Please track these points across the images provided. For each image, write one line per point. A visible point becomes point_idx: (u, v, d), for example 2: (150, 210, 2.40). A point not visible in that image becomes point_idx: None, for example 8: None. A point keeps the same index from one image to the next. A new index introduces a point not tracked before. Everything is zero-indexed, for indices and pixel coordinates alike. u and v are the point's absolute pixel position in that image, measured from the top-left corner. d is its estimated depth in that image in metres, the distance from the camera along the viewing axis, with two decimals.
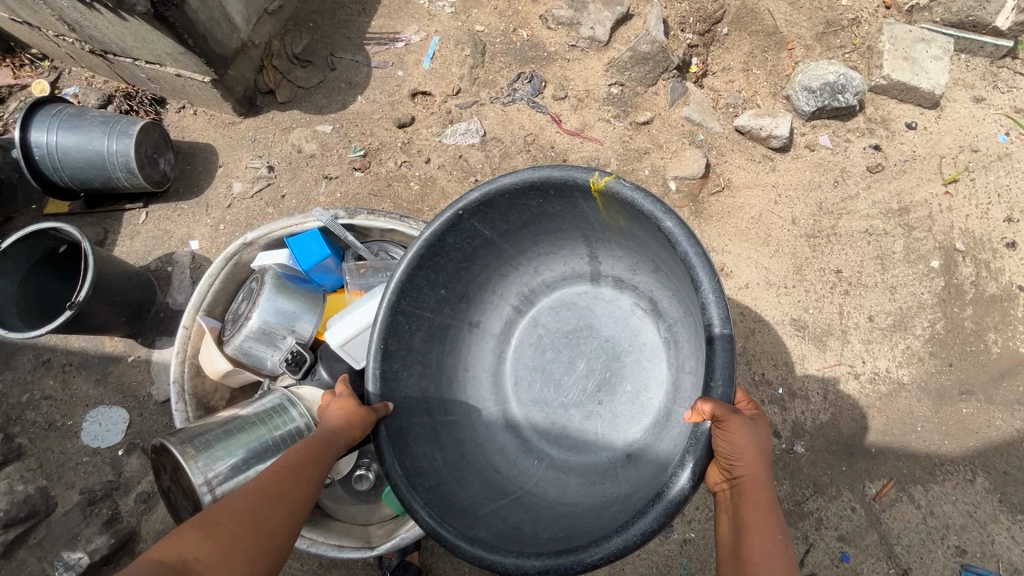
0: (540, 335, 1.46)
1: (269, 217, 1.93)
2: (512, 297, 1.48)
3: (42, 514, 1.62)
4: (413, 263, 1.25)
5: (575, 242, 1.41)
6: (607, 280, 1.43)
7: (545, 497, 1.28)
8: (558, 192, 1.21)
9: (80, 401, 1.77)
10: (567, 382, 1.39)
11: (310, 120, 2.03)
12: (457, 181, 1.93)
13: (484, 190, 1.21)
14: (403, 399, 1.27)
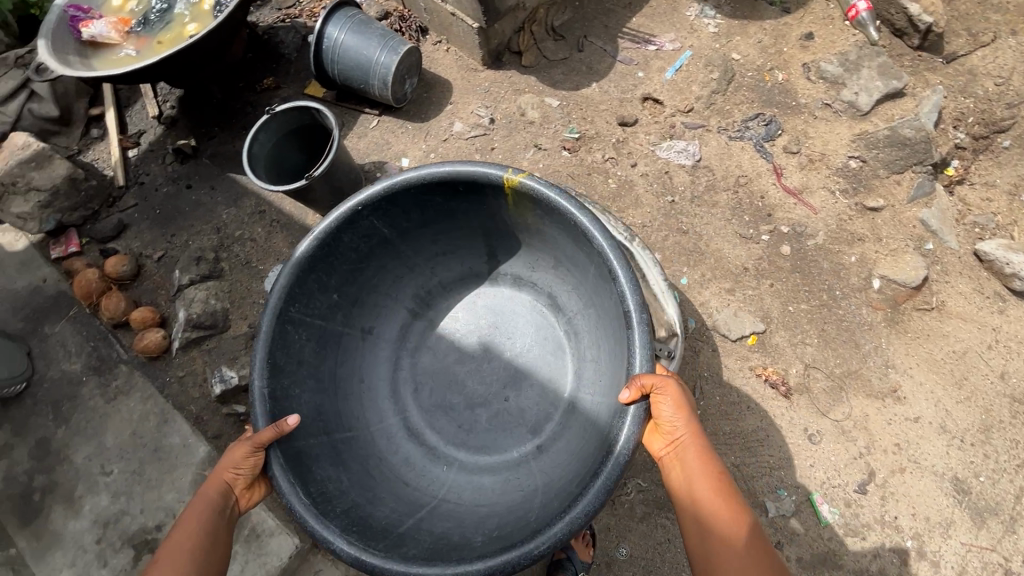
0: (449, 332, 1.61)
1: (473, 161, 2.07)
2: (405, 300, 1.61)
3: (218, 329, 1.94)
4: (293, 270, 1.32)
5: (451, 244, 1.59)
6: (506, 277, 1.63)
7: (460, 495, 1.36)
8: (459, 188, 1.40)
9: (273, 254, 2.06)
10: (483, 378, 1.54)
11: (541, 90, 2.13)
12: (654, 194, 1.92)
13: (379, 188, 1.36)
14: (317, 369, 1.39)
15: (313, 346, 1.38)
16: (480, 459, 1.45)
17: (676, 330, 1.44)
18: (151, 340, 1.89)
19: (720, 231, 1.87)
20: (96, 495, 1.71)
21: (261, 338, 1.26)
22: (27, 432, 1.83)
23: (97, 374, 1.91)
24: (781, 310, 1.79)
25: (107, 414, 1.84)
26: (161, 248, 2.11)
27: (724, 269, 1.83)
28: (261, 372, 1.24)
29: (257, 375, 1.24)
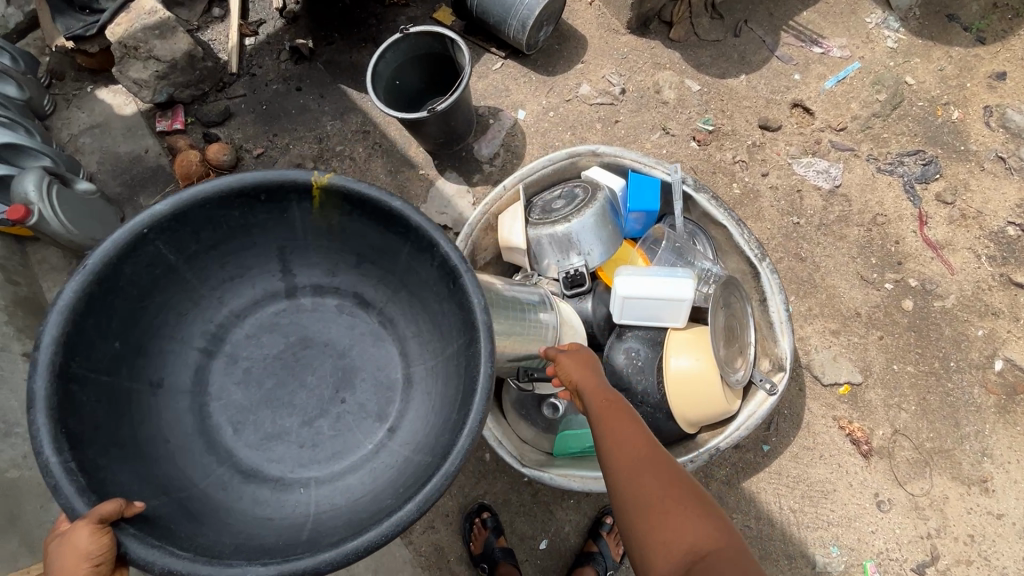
0: (268, 365, 0.96)
1: (593, 131, 1.95)
2: (193, 336, 0.95)
3: None
4: (75, 310, 0.80)
5: (260, 259, 0.99)
6: (304, 292, 1.02)
7: (322, 503, 0.87)
8: (231, 209, 0.91)
9: (370, 178, 2.00)
10: (302, 401, 0.94)
11: (683, 70, 1.96)
12: (779, 211, 1.78)
13: (174, 201, 0.86)
14: (69, 436, 0.76)
15: (53, 398, 0.77)
16: (352, 468, 0.91)
17: (784, 368, 1.34)
18: None
19: (841, 267, 1.73)
20: None
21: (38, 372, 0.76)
22: None
23: None
24: (884, 367, 1.66)
25: None
26: (262, 145, 2.08)
27: (835, 309, 1.70)
28: (51, 445, 0.75)
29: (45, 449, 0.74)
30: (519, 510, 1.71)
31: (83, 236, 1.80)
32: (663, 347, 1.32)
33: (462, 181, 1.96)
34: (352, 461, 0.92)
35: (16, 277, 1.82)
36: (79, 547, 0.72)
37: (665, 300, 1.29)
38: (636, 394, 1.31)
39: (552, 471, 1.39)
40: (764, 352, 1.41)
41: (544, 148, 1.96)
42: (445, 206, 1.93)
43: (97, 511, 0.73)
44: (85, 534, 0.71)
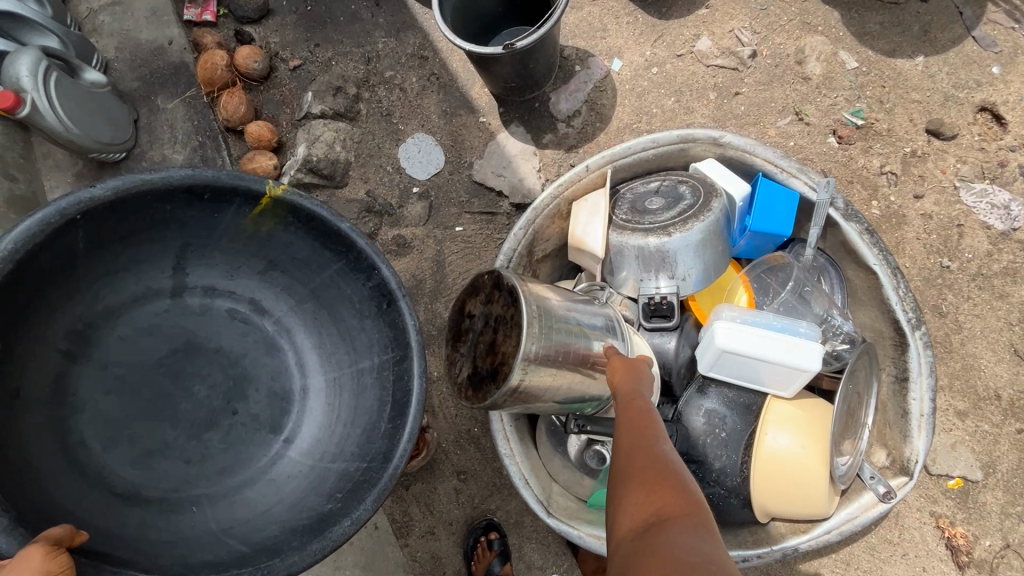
0: (150, 374, 0.78)
1: (704, 101, 1.54)
2: (54, 335, 0.74)
3: (333, 184, 1.62)
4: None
5: (158, 252, 0.82)
6: (192, 293, 0.84)
7: (222, 517, 0.78)
8: (156, 200, 0.78)
9: (420, 117, 1.65)
10: (188, 411, 0.79)
11: (840, 37, 1.50)
12: (925, 247, 1.39)
13: (120, 186, 0.74)
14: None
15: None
16: (238, 498, 0.80)
17: (909, 474, 1.02)
18: (261, 165, 1.60)
19: (990, 333, 1.35)
20: None
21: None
22: None
23: None
24: (1014, 468, 1.32)
25: None
26: (299, 56, 1.72)
27: (967, 385, 1.35)
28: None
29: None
30: (530, 535, 1.50)
31: (84, 137, 1.53)
32: (756, 412, 1.02)
33: (529, 140, 1.60)
34: (235, 486, 0.80)
35: (11, 172, 1.59)
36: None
37: (773, 364, 0.97)
38: (708, 471, 1.01)
39: (582, 526, 1.15)
40: (881, 439, 1.09)
41: (637, 113, 1.56)
42: (504, 167, 1.59)
43: (37, 537, 0.62)
44: (35, 559, 0.60)
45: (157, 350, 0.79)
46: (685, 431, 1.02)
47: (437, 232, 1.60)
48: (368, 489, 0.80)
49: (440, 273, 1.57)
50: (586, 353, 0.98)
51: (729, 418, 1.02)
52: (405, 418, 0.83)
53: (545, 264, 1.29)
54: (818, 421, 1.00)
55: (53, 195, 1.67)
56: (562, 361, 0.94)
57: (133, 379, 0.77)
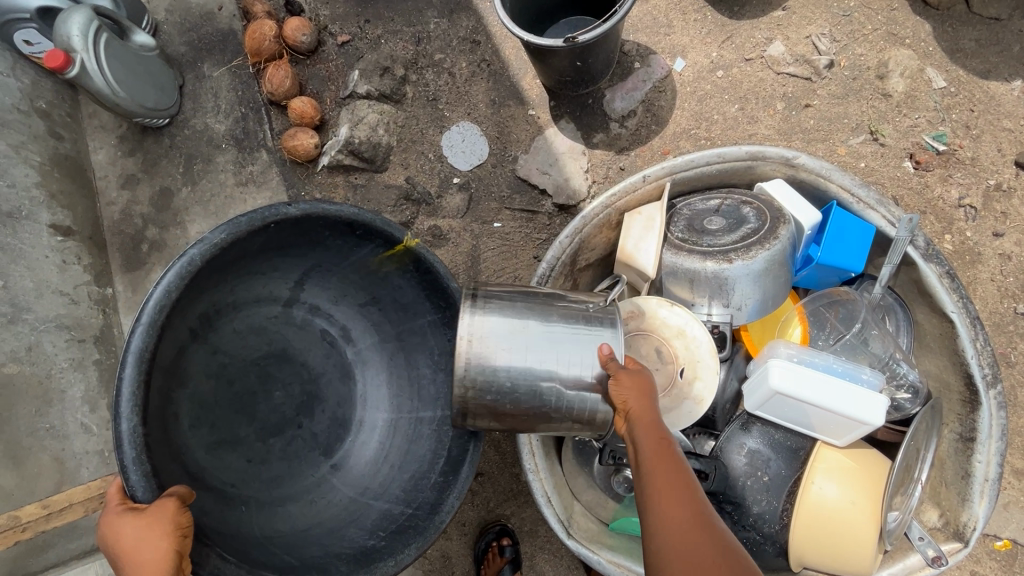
0: (247, 369, 1.00)
1: (771, 111, 1.43)
2: (190, 315, 0.90)
3: (373, 168, 1.58)
4: (185, 275, 0.83)
5: (292, 265, 1.03)
6: (300, 308, 1.07)
7: (265, 526, 0.95)
8: (322, 226, 0.97)
9: (467, 105, 1.59)
10: (262, 414, 1.00)
11: (929, 52, 1.38)
12: (999, 290, 1.29)
13: (310, 209, 0.92)
14: (138, 384, 0.79)
15: (145, 347, 0.80)
16: (287, 509, 0.99)
17: (965, 541, 0.95)
18: (302, 144, 1.56)
19: None
20: None
21: (139, 326, 0.79)
22: (156, 174, 1.66)
23: (237, 148, 1.66)
24: None
25: (233, 200, 1.63)
26: (348, 31, 1.66)
27: None
28: (128, 409, 0.79)
29: (122, 413, 0.78)
30: (543, 544, 1.47)
31: (130, 101, 1.51)
32: (803, 459, 0.97)
33: (579, 138, 1.53)
34: (279, 508, 0.98)
35: (57, 130, 1.59)
36: (159, 521, 0.77)
37: (829, 411, 0.91)
38: (745, 515, 0.96)
39: (602, 550, 1.09)
40: (934, 498, 1.02)
41: (697, 118, 1.47)
42: (550, 165, 1.53)
43: (166, 492, 0.80)
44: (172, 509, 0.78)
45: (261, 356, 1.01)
46: (725, 470, 0.96)
47: (474, 226, 1.55)
48: (413, 535, 0.97)
49: (474, 269, 1.53)
50: (550, 375, 0.85)
51: (774, 461, 0.97)
52: (460, 474, 1.00)
53: (586, 273, 1.23)
54: (873, 476, 0.94)
55: (96, 157, 1.66)
56: (513, 383, 0.85)
57: (234, 382, 0.97)
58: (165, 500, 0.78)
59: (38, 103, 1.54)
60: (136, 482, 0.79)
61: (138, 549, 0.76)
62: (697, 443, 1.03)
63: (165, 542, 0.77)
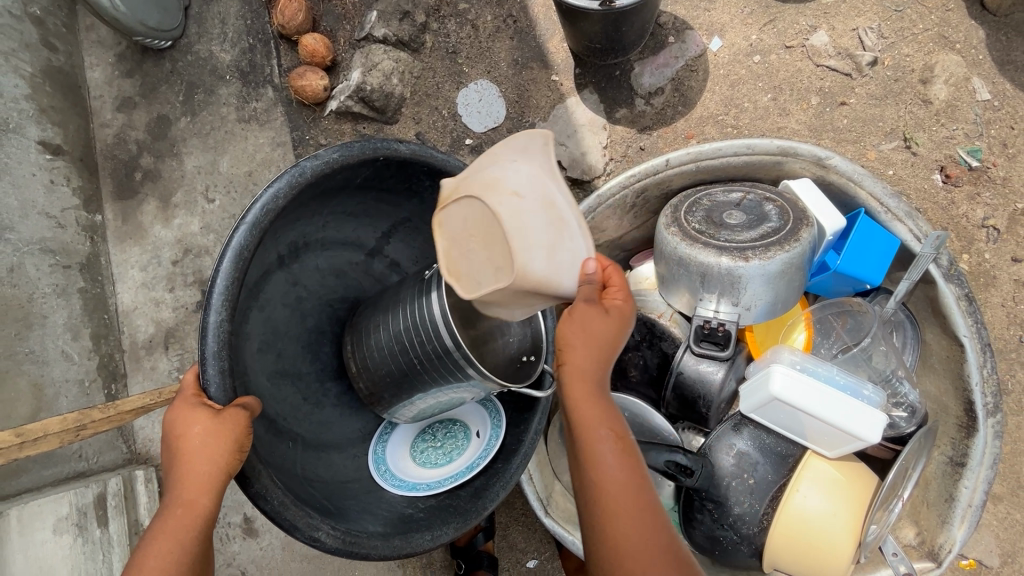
0: (321, 309, 0.92)
1: (804, 105, 1.37)
2: (281, 240, 0.85)
3: (382, 118, 1.51)
4: (296, 186, 0.78)
5: (382, 212, 0.97)
6: (379, 260, 0.99)
7: (308, 467, 0.87)
8: (423, 174, 0.93)
9: (488, 62, 1.50)
10: (326, 357, 0.93)
11: (979, 61, 1.31)
12: (1008, 317, 1.27)
13: (419, 151, 0.88)
14: (233, 281, 0.73)
15: (246, 246, 0.74)
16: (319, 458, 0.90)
17: (937, 561, 0.96)
18: (310, 84, 1.49)
19: None
20: (192, 214, 1.53)
21: (244, 224, 0.74)
22: (154, 100, 1.56)
23: (241, 81, 1.57)
24: None
25: (233, 135, 1.56)
26: None
27: (1010, 469, 1.26)
28: (219, 303, 0.72)
29: (212, 306, 0.72)
30: (518, 516, 1.47)
31: (130, 18, 1.41)
32: (791, 465, 0.96)
33: (602, 110, 1.46)
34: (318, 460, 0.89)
35: (52, 41, 1.49)
36: (226, 433, 0.69)
37: (825, 423, 0.89)
38: (725, 514, 0.95)
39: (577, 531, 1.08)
40: (914, 517, 1.02)
41: (726, 105, 1.40)
42: (567, 136, 1.46)
43: (238, 401, 0.72)
44: (234, 418, 0.70)
45: (331, 301, 0.94)
46: (710, 469, 0.95)
47: None
48: (451, 514, 0.92)
49: None
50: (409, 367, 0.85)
51: (760, 466, 0.96)
52: (510, 464, 0.96)
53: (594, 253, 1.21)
54: (862, 489, 0.94)
55: (92, 74, 1.56)
56: (393, 383, 0.88)
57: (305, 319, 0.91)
58: (237, 409, 0.71)
59: (31, 9, 1.43)
60: (212, 376, 0.71)
61: (199, 451, 0.69)
62: (686, 438, 1.07)
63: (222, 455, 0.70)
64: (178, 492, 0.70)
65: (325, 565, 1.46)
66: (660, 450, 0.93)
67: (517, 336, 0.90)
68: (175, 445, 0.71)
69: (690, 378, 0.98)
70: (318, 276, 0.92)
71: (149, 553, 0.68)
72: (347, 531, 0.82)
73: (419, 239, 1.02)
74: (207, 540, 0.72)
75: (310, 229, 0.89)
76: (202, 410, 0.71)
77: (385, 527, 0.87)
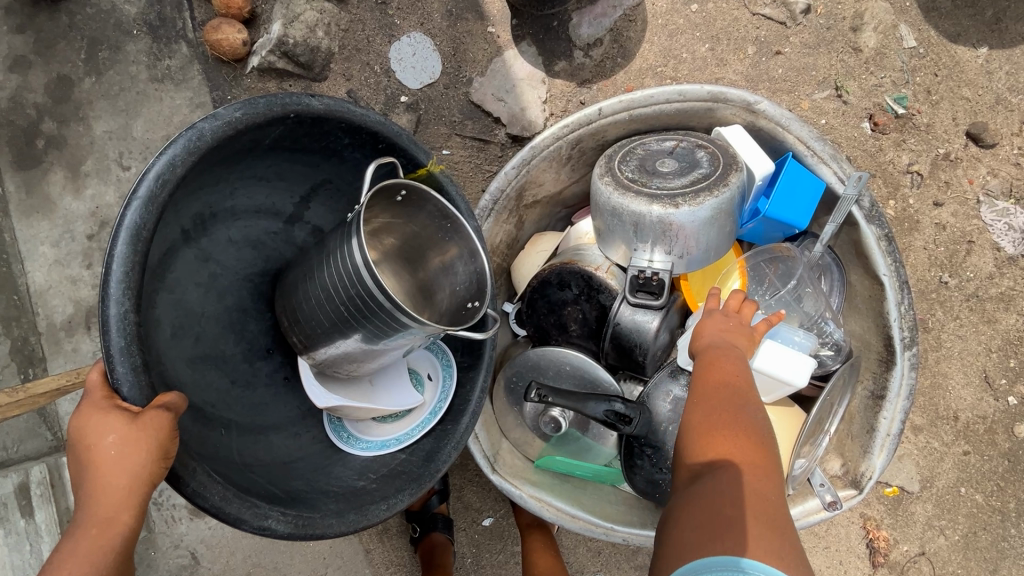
0: (239, 286, 0.87)
1: (740, 55, 1.36)
2: (183, 214, 0.79)
3: (310, 76, 1.42)
4: (195, 149, 0.72)
5: (299, 177, 0.92)
6: (301, 228, 0.94)
7: (245, 452, 0.83)
8: (341, 131, 0.89)
9: (420, 13, 1.42)
10: (253, 336, 0.88)
11: (906, 8, 1.33)
12: (929, 259, 1.33)
13: (334, 105, 0.85)
14: (132, 267, 0.66)
15: (144, 225, 0.68)
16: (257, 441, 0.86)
17: (859, 488, 1.02)
18: (227, 39, 1.38)
19: (967, 356, 1.33)
20: (106, 183, 1.42)
21: (137, 199, 0.67)
22: (50, 58, 1.41)
23: (151, 37, 1.44)
24: (949, 485, 1.35)
25: (146, 97, 1.43)
26: None
27: (930, 402, 1.34)
28: (119, 291, 0.65)
29: (112, 296, 0.65)
30: (473, 477, 1.48)
31: None
32: None
33: (541, 64, 1.42)
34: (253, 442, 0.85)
35: None
36: (146, 442, 0.64)
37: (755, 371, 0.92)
38: (664, 458, 0.98)
39: (524, 485, 1.09)
40: (839, 449, 1.08)
41: (664, 56, 1.38)
42: (506, 92, 1.42)
43: (159, 402, 0.66)
44: (158, 425, 0.65)
45: (248, 274, 0.88)
46: (649, 416, 0.97)
47: None
48: (406, 481, 0.93)
49: None
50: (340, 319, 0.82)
51: None
52: (458, 425, 0.99)
53: (533, 210, 1.19)
54: (790, 427, 0.99)
55: None
56: (327, 338, 0.84)
57: (221, 295, 0.85)
58: (158, 412, 0.65)
59: None
60: (122, 375, 0.65)
61: (119, 460, 0.64)
62: (627, 388, 1.09)
63: (143, 464, 0.65)
64: (98, 504, 0.65)
65: (278, 540, 1.44)
66: (599, 400, 0.94)
67: (462, 280, 0.89)
68: (92, 452, 0.65)
69: (626, 328, 1.00)
70: (231, 250, 0.86)
71: (61, 571, 0.63)
72: (297, 512, 0.80)
73: (343, 204, 0.97)
74: (129, 554, 0.68)
75: (218, 201, 0.84)
76: (119, 414, 0.65)
77: (337, 504, 0.86)
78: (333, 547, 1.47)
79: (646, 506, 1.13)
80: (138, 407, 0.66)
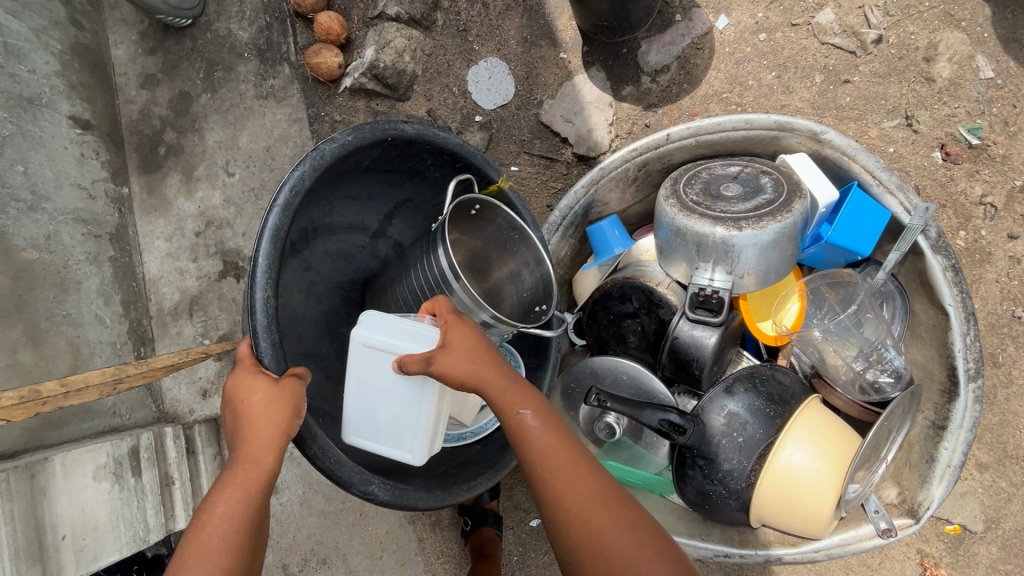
0: (332, 291, 1.00)
1: (807, 83, 1.39)
2: (292, 229, 0.90)
3: (395, 95, 1.55)
4: (318, 169, 0.83)
5: (385, 196, 1.03)
6: (384, 242, 1.07)
7: (337, 432, 0.93)
8: (425, 152, 0.97)
9: (498, 40, 1.54)
10: (345, 335, 1.00)
11: (984, 39, 1.32)
12: (1002, 292, 1.30)
13: (424, 130, 0.93)
14: (273, 259, 0.78)
15: (281, 227, 0.79)
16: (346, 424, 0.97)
17: (916, 518, 1.02)
18: (325, 62, 1.54)
19: None
20: (213, 187, 1.60)
21: (278, 207, 0.78)
22: (175, 76, 1.61)
23: (259, 59, 1.63)
24: (1018, 528, 1.30)
25: (251, 111, 1.61)
26: None
27: (998, 439, 1.30)
28: (263, 280, 0.77)
29: (257, 283, 0.77)
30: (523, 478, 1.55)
31: None
32: (779, 426, 1.01)
33: (609, 88, 1.50)
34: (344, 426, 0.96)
35: (78, 19, 1.52)
36: (284, 397, 0.76)
37: None
38: (715, 470, 1.01)
39: None
40: (896, 477, 1.08)
41: (730, 83, 1.43)
42: (574, 114, 1.50)
43: (290, 371, 0.79)
44: (291, 387, 0.77)
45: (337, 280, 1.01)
46: (702, 428, 1.00)
47: None
48: (482, 468, 1.01)
49: None
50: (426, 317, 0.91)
51: (754, 427, 1.00)
52: None
53: None
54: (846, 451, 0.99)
55: (116, 52, 1.60)
56: None
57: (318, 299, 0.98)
58: (293, 378, 0.78)
59: None
60: (265, 347, 0.77)
61: (261, 414, 0.75)
62: (681, 401, 1.14)
63: (281, 417, 0.76)
64: (242, 454, 0.74)
65: (340, 520, 1.55)
66: (654, 409, 0.97)
67: (529, 287, 0.96)
68: (237, 410, 0.76)
69: (684, 342, 1.04)
70: (325, 259, 0.99)
71: (216, 505, 0.71)
72: (391, 483, 0.89)
73: (420, 219, 1.08)
74: (265, 505, 0.75)
75: (320, 216, 0.95)
76: (263, 376, 0.76)
77: (422, 483, 0.94)
78: (389, 533, 1.57)
79: (695, 518, 1.16)
80: (275, 372, 0.78)
